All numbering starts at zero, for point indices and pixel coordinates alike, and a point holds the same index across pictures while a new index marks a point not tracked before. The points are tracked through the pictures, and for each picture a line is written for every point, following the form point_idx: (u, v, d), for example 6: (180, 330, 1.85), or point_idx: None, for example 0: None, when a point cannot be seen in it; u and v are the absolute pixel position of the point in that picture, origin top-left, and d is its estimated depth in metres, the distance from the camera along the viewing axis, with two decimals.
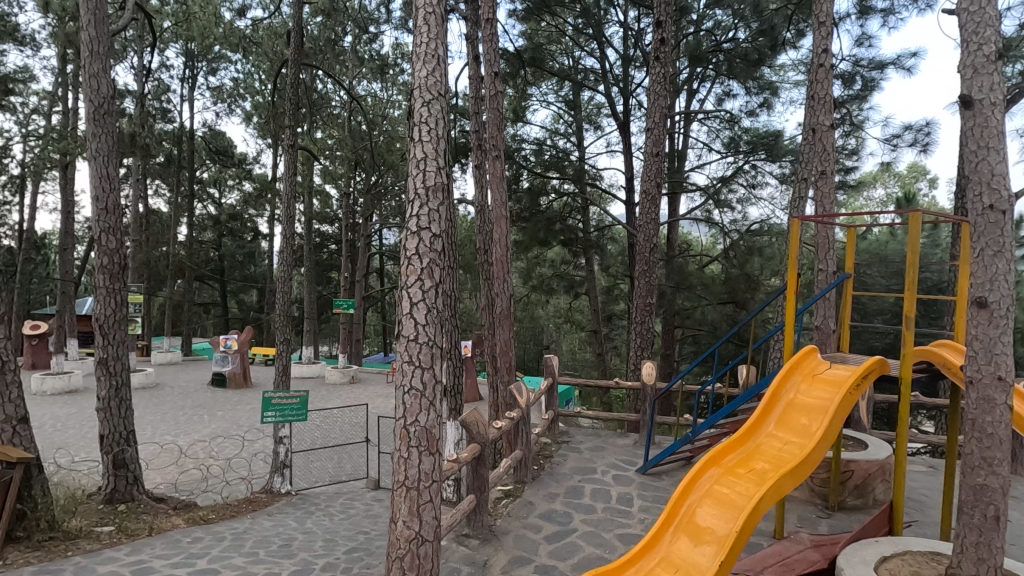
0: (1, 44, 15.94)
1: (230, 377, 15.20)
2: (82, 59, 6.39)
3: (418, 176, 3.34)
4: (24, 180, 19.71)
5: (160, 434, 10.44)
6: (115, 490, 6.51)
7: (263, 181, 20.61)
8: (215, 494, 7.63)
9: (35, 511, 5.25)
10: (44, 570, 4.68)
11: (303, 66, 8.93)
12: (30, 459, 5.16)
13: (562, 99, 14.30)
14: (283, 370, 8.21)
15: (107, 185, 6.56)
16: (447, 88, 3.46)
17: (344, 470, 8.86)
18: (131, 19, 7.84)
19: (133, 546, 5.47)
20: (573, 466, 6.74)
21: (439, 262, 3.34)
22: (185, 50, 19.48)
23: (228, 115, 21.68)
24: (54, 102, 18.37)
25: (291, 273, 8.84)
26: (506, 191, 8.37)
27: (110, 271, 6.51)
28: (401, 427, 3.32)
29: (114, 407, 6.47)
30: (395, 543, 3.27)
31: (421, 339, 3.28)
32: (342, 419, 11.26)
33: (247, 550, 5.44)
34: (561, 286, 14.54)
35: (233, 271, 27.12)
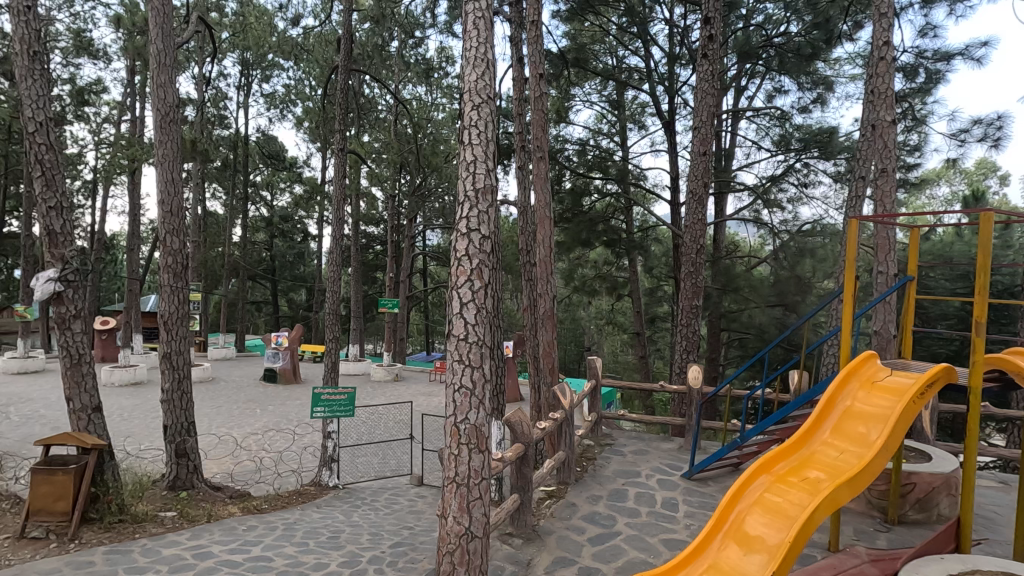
0: (78, 58, 17.12)
1: (281, 373, 15.78)
2: (151, 70, 6.79)
3: (468, 178, 3.40)
4: (96, 184, 21.08)
5: (217, 425, 10.95)
6: (177, 477, 6.89)
7: (313, 184, 21.35)
8: (267, 485, 7.95)
9: (106, 494, 5.61)
10: (115, 550, 5.00)
11: (352, 72, 9.16)
12: (104, 445, 5.52)
13: (606, 98, 14.15)
14: (331, 367, 8.47)
15: (171, 189, 6.93)
16: (495, 91, 3.51)
17: (388, 466, 9.06)
18: (195, 32, 8.27)
19: (193, 531, 5.76)
20: (617, 470, 6.69)
21: (489, 263, 3.40)
22: (241, 59, 20.34)
23: (281, 120, 22.52)
24: (123, 112, 19.59)
25: (339, 273, 9.11)
26: (549, 192, 8.38)
27: (174, 270, 6.90)
28: (451, 424, 3.37)
29: (176, 400, 6.84)
30: (445, 538, 3.34)
31: (471, 339, 3.34)
32: (386, 416, 11.52)
33: (298, 541, 5.64)
34: (604, 288, 14.41)
35: (284, 270, 28.15)
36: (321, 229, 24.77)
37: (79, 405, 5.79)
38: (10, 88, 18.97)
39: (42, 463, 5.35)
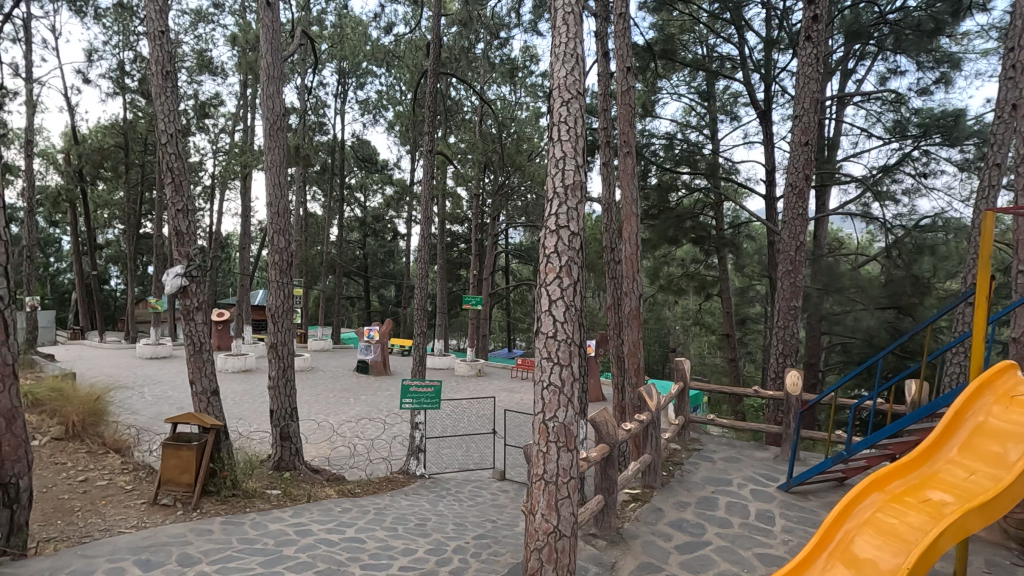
0: (201, 75, 18.97)
1: (372, 365, 16.64)
2: (261, 82, 7.38)
3: (556, 175, 3.39)
4: (214, 189, 23.25)
5: (315, 412, 11.73)
6: (281, 458, 7.46)
7: (403, 185, 22.30)
8: (360, 470, 8.42)
9: (223, 469, 6.19)
10: (230, 521, 5.50)
11: (441, 75, 9.42)
12: (222, 425, 6.08)
13: (695, 90, 13.55)
14: (419, 360, 8.79)
15: (278, 192, 7.51)
16: (584, 86, 3.47)
17: (471, 459, 9.28)
18: (299, 44, 8.88)
19: (295, 509, 6.21)
20: (706, 476, 6.41)
21: (578, 260, 3.37)
22: (339, 69, 21.62)
23: (374, 125, 23.70)
24: (237, 122, 21.47)
25: (427, 270, 9.41)
26: (635, 189, 8.18)
27: (280, 267, 7.49)
28: (539, 422, 3.37)
29: (281, 386, 7.41)
30: (533, 535, 3.34)
31: (559, 337, 3.33)
32: (470, 411, 11.81)
33: (388, 525, 5.91)
34: (692, 287, 13.84)
35: (375, 268, 29.64)
36: (410, 228, 25.82)
37: (201, 387, 6.42)
38: (146, 105, 21.42)
39: (172, 438, 5.99)
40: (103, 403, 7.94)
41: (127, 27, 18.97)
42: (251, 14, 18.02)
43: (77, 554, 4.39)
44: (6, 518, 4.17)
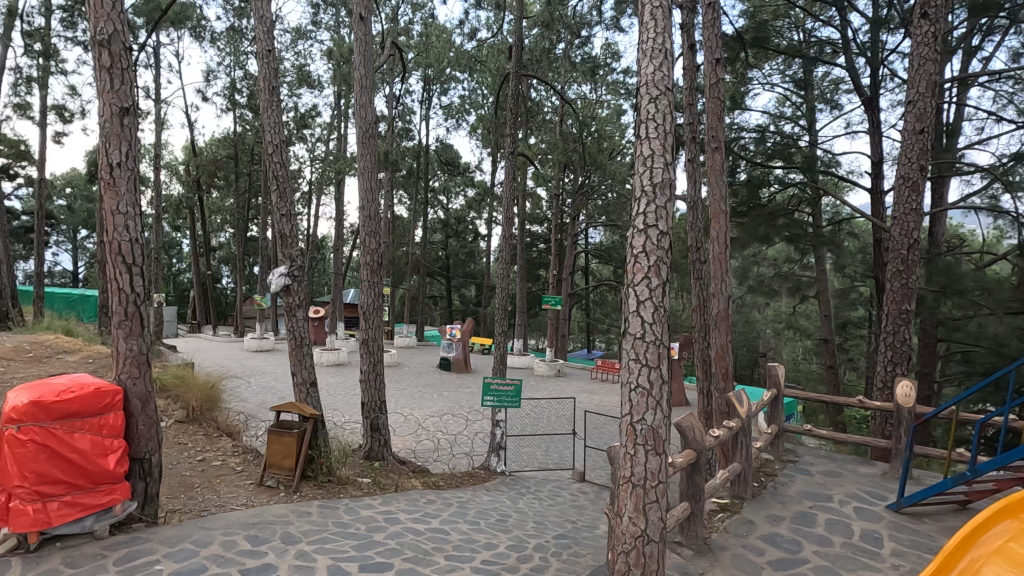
0: (300, 89, 20.41)
1: (454, 362, 17.12)
2: (354, 92, 7.81)
3: (645, 173, 3.32)
4: (311, 194, 24.90)
5: (402, 406, 12.26)
6: (372, 449, 7.86)
7: (485, 187, 22.74)
8: (444, 464, 8.70)
9: (320, 456, 6.62)
10: (326, 505, 5.88)
11: (523, 77, 9.51)
12: (320, 415, 6.48)
13: (790, 79, 12.72)
14: (499, 359, 8.93)
15: (371, 197, 7.93)
16: (673, 82, 3.38)
17: (551, 459, 9.30)
18: (389, 55, 9.32)
19: (384, 498, 6.52)
20: (802, 490, 6.02)
21: (667, 260, 3.29)
22: (425, 76, 22.42)
23: (457, 129, 24.35)
24: (332, 131, 22.87)
25: (508, 271, 9.53)
26: (725, 185, 7.82)
27: (372, 268, 7.91)
28: (627, 424, 3.32)
29: (372, 380, 7.81)
30: (621, 538, 3.30)
31: (648, 338, 3.26)
32: (549, 410, 11.83)
33: (470, 519, 6.06)
34: (785, 288, 13.02)
35: (457, 268, 30.46)
36: (491, 229, 26.29)
37: (301, 378, 6.91)
38: (253, 118, 23.36)
39: (275, 424, 6.48)
40: (218, 390, 8.77)
41: (237, 48, 20.80)
42: (344, 28, 19.16)
43: (197, 526, 4.86)
44: (141, 490, 4.71)
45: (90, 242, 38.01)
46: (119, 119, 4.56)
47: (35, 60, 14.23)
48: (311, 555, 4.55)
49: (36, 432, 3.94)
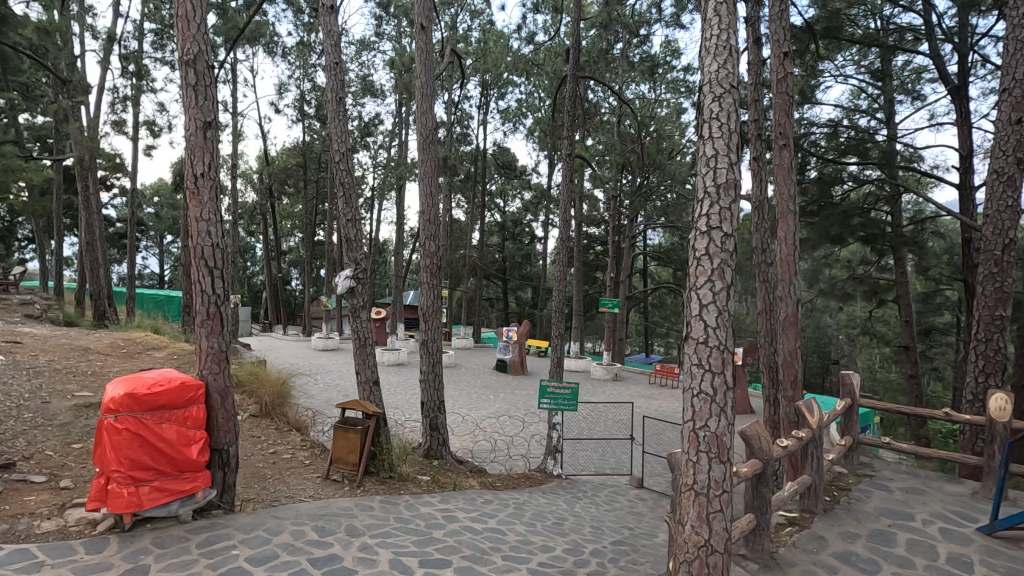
0: (364, 98, 21.18)
1: (511, 364, 17.23)
2: (416, 100, 8.05)
3: (708, 174, 3.24)
4: (373, 199, 25.79)
5: (460, 406, 12.46)
6: (431, 447, 8.03)
7: (541, 190, 22.76)
8: (500, 464, 8.78)
9: (382, 453, 6.85)
10: (388, 501, 6.07)
11: (580, 79, 9.46)
12: (382, 413, 6.70)
13: (866, 69, 11.99)
14: (556, 362, 8.91)
15: (431, 201, 8.13)
16: (738, 79, 3.28)
17: (608, 463, 9.19)
18: (449, 62, 9.52)
19: (443, 496, 6.66)
20: (880, 507, 5.66)
21: (731, 262, 3.20)
22: (483, 82, 22.73)
23: (514, 133, 24.54)
24: (393, 138, 23.59)
25: (565, 273, 9.49)
26: (793, 184, 7.47)
27: (432, 270, 8.09)
28: (689, 430, 3.24)
29: (431, 380, 7.99)
30: (682, 546, 3.23)
31: (712, 343, 3.17)
32: (607, 414, 11.69)
33: (527, 521, 6.08)
34: (861, 292, 12.26)
35: (514, 270, 30.67)
36: (547, 231, 26.30)
37: (365, 377, 7.17)
38: (320, 128, 24.50)
39: (341, 421, 6.76)
40: (288, 387, 9.25)
41: (306, 62, 21.87)
42: (405, 38, 19.73)
43: (269, 515, 5.14)
44: (220, 478, 5.04)
45: (176, 246, 41.08)
46: (202, 132, 4.90)
47: (130, 80, 15.55)
48: (374, 548, 4.71)
49: (129, 421, 4.30)
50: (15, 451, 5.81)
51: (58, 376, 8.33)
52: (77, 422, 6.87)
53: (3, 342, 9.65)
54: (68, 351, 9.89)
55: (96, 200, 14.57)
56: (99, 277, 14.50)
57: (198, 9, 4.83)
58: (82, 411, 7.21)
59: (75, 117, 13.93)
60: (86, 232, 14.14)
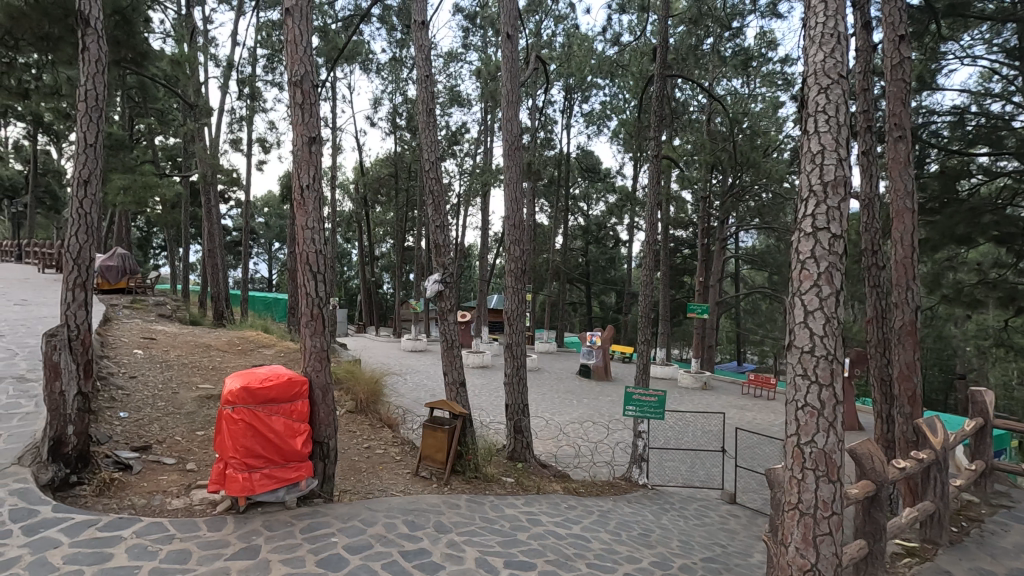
0: (451, 107, 21.89)
1: (594, 369, 17.03)
2: (502, 108, 8.19)
3: (812, 171, 3.03)
4: (459, 205, 26.55)
5: (543, 410, 12.49)
6: (515, 449, 8.12)
7: (626, 193, 22.33)
8: (584, 470, 8.70)
9: (468, 453, 7.03)
10: (473, 500, 6.20)
11: (668, 78, 9.16)
12: (468, 414, 6.88)
13: (999, 48, 10.64)
14: (643, 368, 8.69)
15: (516, 206, 8.22)
16: (848, 68, 3.04)
17: (698, 475, 8.82)
18: (534, 67, 9.58)
19: (527, 498, 6.70)
20: (1020, 543, 4.98)
21: (841, 266, 2.97)
22: (567, 86, 22.75)
23: (598, 135, 24.29)
24: (479, 146, 24.18)
25: (652, 277, 9.23)
26: (911, 180, 6.77)
27: (517, 274, 8.18)
28: (792, 445, 3.04)
29: (515, 383, 8.07)
30: (785, 569, 3.04)
31: (818, 352, 2.95)
32: (695, 424, 11.24)
33: (612, 530, 5.97)
34: (994, 298, 10.88)
35: (597, 274, 30.34)
36: (632, 234, 25.77)
37: (452, 378, 7.38)
38: (411, 139, 25.61)
39: (429, 420, 7.01)
40: (381, 385, 9.74)
41: (398, 76, 22.97)
42: (492, 47, 20.18)
43: (365, 506, 5.43)
44: (321, 469, 5.39)
45: (283, 252, 44.65)
46: (307, 147, 5.30)
47: (245, 102, 17.12)
48: (461, 546, 4.83)
49: (244, 413, 4.71)
50: (151, 436, 6.56)
51: (185, 370, 9.30)
52: (200, 411, 7.65)
53: (141, 338, 10.92)
54: (194, 347, 11.03)
55: (217, 212, 16.13)
56: (219, 281, 16.06)
57: (304, 34, 5.23)
58: (204, 402, 8.01)
59: (201, 137, 15.54)
60: (208, 240, 15.67)
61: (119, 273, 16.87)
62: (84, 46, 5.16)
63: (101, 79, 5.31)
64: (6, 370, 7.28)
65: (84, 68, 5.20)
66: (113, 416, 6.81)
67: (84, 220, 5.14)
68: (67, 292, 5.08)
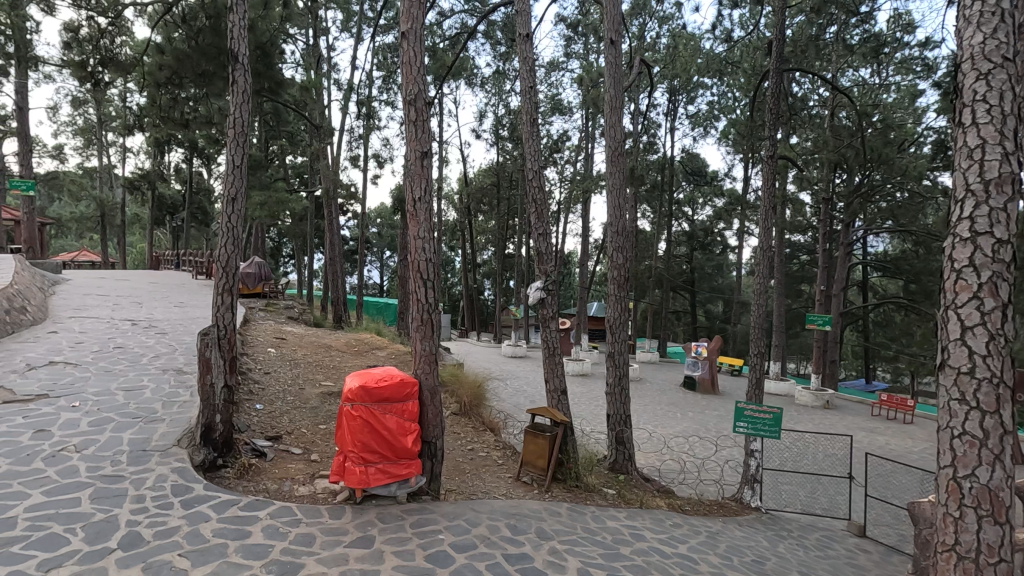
0: (552, 116, 22.08)
1: (700, 382, 16.22)
2: (605, 114, 8.11)
3: (970, 169, 2.68)
4: (559, 212, 26.64)
5: (645, 422, 12.12)
6: (617, 460, 7.95)
7: (736, 196, 21.14)
8: (690, 487, 8.31)
9: (569, 461, 7.00)
10: (574, 509, 6.16)
11: (785, 72, 8.54)
12: (569, 422, 6.86)
13: None
14: (756, 383, 8.14)
15: (618, 212, 8.06)
16: (1015, 47, 2.65)
17: (819, 502, 8.07)
18: (639, 70, 9.37)
19: (629, 512, 6.51)
20: None
21: (1008, 275, 2.59)
22: (671, 87, 22.05)
23: (705, 137, 23.26)
24: (579, 152, 24.13)
25: (766, 286, 8.63)
26: None
27: (619, 282, 8.02)
28: (947, 478, 2.69)
29: (617, 393, 7.91)
30: None
31: (980, 374, 2.60)
32: (816, 447, 10.30)
33: (721, 553, 5.63)
34: None
35: (703, 282, 28.95)
36: (742, 240, 24.32)
37: (553, 386, 7.40)
38: (513, 148, 26.15)
39: (531, 426, 7.08)
40: (483, 389, 10.00)
41: (501, 88, 23.61)
42: (594, 54, 20.09)
43: (469, 507, 5.59)
44: (429, 468, 5.65)
45: (393, 260, 47.49)
46: (419, 161, 5.59)
47: (363, 121, 18.46)
48: (563, 554, 4.81)
49: (362, 410, 5.06)
50: (282, 427, 7.27)
51: (309, 368, 10.18)
52: (323, 406, 8.33)
53: (274, 338, 12.15)
54: (317, 348, 12.03)
55: (337, 224, 17.52)
56: (338, 287, 17.42)
57: (417, 54, 5.54)
58: (326, 398, 8.72)
59: (324, 155, 16.97)
60: (329, 249, 17.06)
61: (256, 279, 18.88)
62: (234, 79, 5.87)
63: (246, 108, 5.99)
64: (169, 363, 8.41)
65: (233, 97, 5.90)
66: (251, 407, 7.62)
67: (232, 232, 5.84)
68: (217, 296, 5.77)
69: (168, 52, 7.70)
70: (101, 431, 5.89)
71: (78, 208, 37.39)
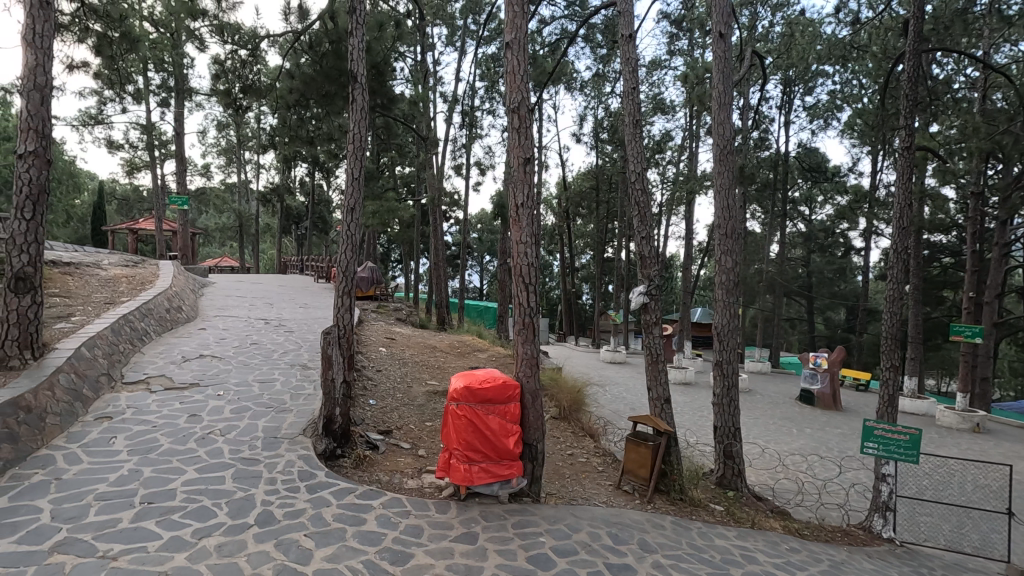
0: (654, 116, 21.50)
1: (819, 396, 14.90)
2: (712, 111, 7.73)
3: None
4: (661, 214, 25.82)
5: (756, 436, 11.35)
6: (724, 475, 7.52)
7: (861, 192, 19.26)
8: (809, 510, 7.64)
9: (673, 473, 6.76)
10: (678, 523, 5.91)
11: (925, 52, 7.61)
12: (673, 432, 6.62)
13: None
14: (887, 400, 7.32)
15: (727, 213, 7.65)
16: None
17: (968, 538, 7.08)
18: (751, 61, 8.82)
19: (739, 531, 6.13)
20: None
21: None
22: (785, 78, 20.62)
23: (825, 130, 21.42)
24: (683, 152, 23.24)
25: (900, 292, 7.75)
26: None
27: (727, 287, 7.59)
28: None
29: (725, 404, 7.50)
30: None
31: None
32: (963, 475, 9.04)
33: None
34: None
35: (822, 288, 26.63)
36: (870, 240, 22.03)
37: (656, 394, 7.17)
38: (613, 151, 25.77)
39: (633, 435, 6.92)
40: (582, 394, 9.93)
41: (601, 91, 23.43)
42: (698, 49, 19.29)
43: (570, 512, 5.56)
44: (530, 470, 5.70)
45: (493, 264, 48.62)
46: (522, 167, 5.69)
47: (466, 130, 19.15)
48: (667, 569, 4.64)
49: (467, 409, 5.22)
50: (392, 422, 7.70)
51: (415, 368, 10.70)
52: (429, 404, 8.72)
53: (385, 338, 12.94)
54: (422, 348, 12.62)
55: (441, 230, 18.31)
56: (442, 290, 18.18)
57: (521, 63, 5.65)
58: (432, 397, 9.11)
59: (430, 165, 17.81)
60: (434, 254, 17.88)
61: (369, 283, 20.26)
62: (354, 97, 6.34)
63: (364, 123, 6.45)
64: (296, 359, 9.24)
65: (352, 114, 6.38)
66: (365, 402, 8.16)
67: (350, 238, 6.30)
68: (338, 298, 6.26)
69: (297, 76, 8.51)
70: (240, 418, 6.62)
71: (221, 218, 42.43)
